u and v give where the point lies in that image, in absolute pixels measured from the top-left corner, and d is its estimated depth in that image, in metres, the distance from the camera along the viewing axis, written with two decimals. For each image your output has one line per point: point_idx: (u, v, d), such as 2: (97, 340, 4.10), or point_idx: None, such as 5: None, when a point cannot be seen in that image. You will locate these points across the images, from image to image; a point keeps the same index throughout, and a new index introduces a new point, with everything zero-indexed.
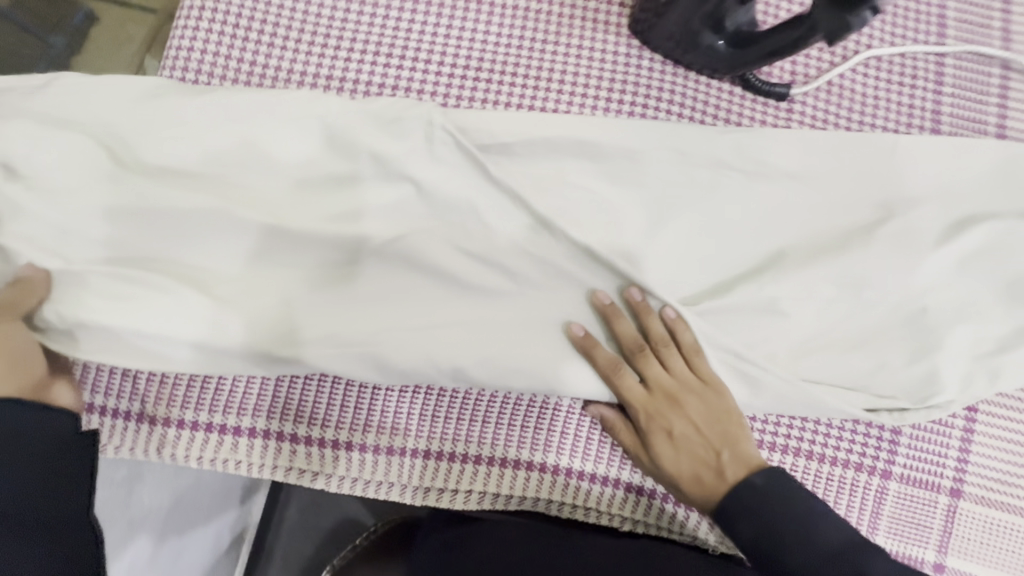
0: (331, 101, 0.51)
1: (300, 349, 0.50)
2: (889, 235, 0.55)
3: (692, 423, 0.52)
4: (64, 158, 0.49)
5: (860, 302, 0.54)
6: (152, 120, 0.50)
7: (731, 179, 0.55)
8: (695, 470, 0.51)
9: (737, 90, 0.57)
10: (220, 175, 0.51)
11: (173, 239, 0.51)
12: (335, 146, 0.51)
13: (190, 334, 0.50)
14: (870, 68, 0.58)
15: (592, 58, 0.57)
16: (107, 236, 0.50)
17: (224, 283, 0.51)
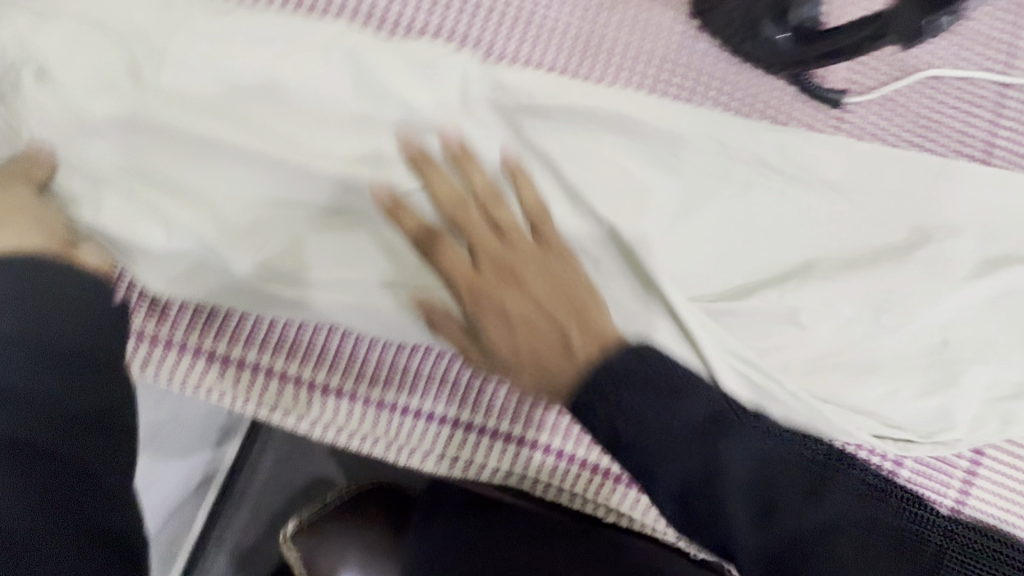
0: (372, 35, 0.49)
1: (306, 292, 0.49)
2: (922, 261, 0.53)
3: (531, 303, 0.46)
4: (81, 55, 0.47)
5: (883, 325, 0.52)
6: (172, 28, 0.48)
7: (769, 180, 0.53)
8: (540, 355, 0.45)
9: (790, 90, 0.55)
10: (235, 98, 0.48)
11: (178, 156, 0.48)
12: (366, 81, 0.49)
13: (188, 257, 0.48)
14: (928, 89, 0.56)
15: (646, 35, 0.55)
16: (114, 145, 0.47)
17: (229, 208, 0.49)
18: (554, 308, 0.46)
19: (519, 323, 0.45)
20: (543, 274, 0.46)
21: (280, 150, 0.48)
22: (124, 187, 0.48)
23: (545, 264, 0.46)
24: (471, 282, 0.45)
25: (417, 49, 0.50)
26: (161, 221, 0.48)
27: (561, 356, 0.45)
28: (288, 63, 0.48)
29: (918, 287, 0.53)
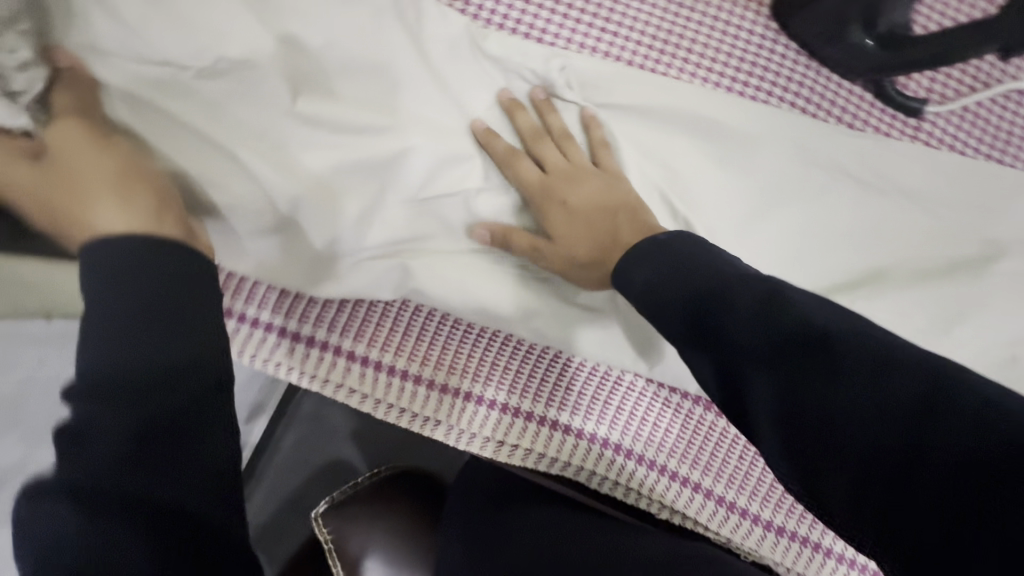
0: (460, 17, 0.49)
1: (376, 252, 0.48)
2: (999, 275, 0.52)
3: (580, 199, 0.48)
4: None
5: (953, 336, 0.52)
6: None
7: (844, 186, 0.53)
8: (588, 250, 0.48)
9: (868, 96, 0.55)
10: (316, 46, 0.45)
11: (247, 100, 0.44)
12: (453, 65, 0.48)
13: (254, 209, 0.45)
14: (1013, 101, 0.55)
15: (725, 34, 0.55)
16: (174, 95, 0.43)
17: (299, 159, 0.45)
18: (597, 216, 0.48)
19: (575, 212, 0.48)
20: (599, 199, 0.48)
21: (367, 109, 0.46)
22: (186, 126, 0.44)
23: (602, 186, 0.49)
24: (541, 184, 0.49)
25: (501, 36, 0.50)
26: (229, 166, 0.45)
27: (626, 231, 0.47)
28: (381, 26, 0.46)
29: (989, 301, 0.52)
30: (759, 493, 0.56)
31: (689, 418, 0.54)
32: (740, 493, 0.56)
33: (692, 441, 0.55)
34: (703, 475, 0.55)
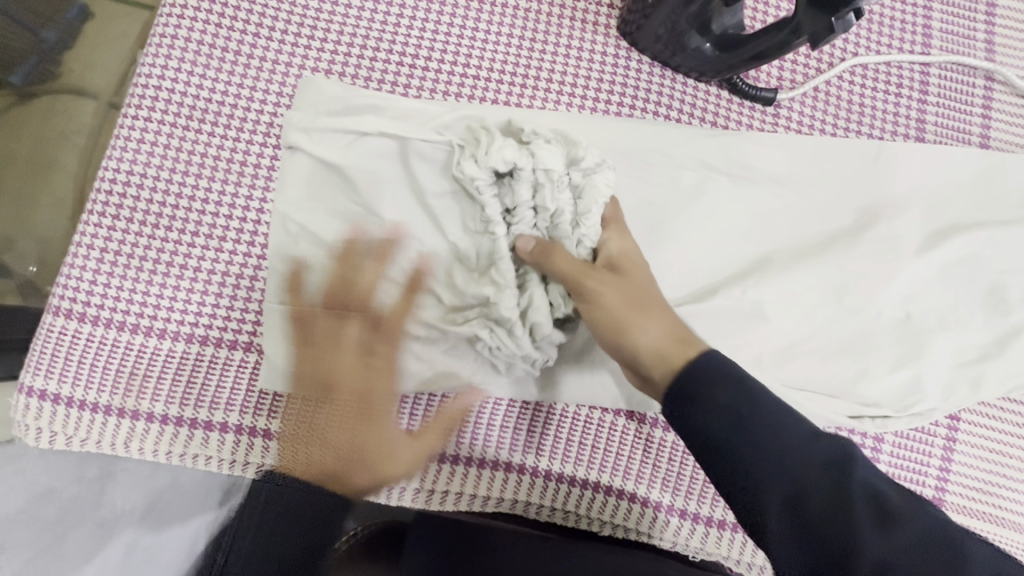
0: (336, 87, 0.52)
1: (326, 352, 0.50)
2: (874, 240, 0.55)
3: (336, 426, 0.48)
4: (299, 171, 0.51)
5: (846, 304, 0.54)
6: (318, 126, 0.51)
7: (716, 182, 0.55)
8: (348, 469, 0.48)
9: (724, 93, 0.57)
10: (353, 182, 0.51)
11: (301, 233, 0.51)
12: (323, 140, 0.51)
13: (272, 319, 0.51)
14: (855, 76, 0.58)
15: (580, 59, 0.57)
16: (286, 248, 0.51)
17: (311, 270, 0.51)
18: (361, 445, 0.48)
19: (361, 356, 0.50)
20: (643, 290, 0.45)
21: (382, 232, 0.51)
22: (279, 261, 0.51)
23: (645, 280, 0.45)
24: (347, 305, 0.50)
25: (364, 99, 0.52)
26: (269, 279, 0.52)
27: (665, 343, 0.41)
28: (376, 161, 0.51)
29: (871, 266, 0.55)
30: (697, 491, 0.53)
31: (609, 429, 0.53)
32: (680, 495, 0.53)
33: (619, 451, 0.53)
34: (638, 484, 0.53)
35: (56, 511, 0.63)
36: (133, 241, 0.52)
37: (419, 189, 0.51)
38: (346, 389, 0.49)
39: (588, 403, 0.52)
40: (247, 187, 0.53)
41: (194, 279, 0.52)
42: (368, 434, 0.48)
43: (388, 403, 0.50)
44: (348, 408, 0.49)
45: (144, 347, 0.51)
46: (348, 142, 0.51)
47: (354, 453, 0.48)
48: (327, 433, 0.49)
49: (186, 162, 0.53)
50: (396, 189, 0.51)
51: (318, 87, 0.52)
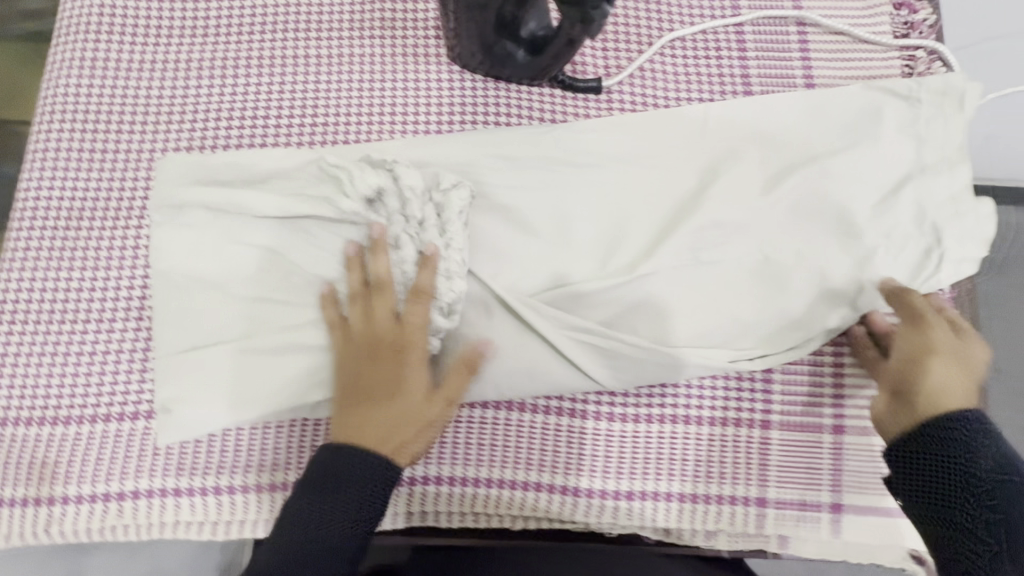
0: (190, 161, 0.57)
1: (215, 387, 0.53)
2: (719, 193, 0.56)
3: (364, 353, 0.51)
4: (177, 225, 0.56)
5: (705, 260, 0.56)
6: (195, 185, 0.57)
7: (561, 173, 0.58)
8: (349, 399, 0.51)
9: (557, 92, 0.61)
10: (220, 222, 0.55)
11: (180, 280, 0.55)
12: (189, 203, 0.56)
13: (167, 366, 0.54)
14: (675, 49, 0.62)
15: (418, 89, 0.62)
16: (167, 296, 0.55)
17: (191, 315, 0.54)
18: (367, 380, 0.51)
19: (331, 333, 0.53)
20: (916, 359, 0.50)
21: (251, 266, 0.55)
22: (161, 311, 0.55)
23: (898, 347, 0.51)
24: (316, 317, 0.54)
25: (218, 162, 0.57)
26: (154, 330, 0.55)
27: (943, 399, 0.48)
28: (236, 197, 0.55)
29: (719, 221, 0.56)
30: (601, 467, 0.54)
31: (507, 424, 0.54)
32: (584, 474, 0.54)
33: (518, 442, 0.54)
34: (541, 472, 0.54)
35: None
36: (30, 337, 0.55)
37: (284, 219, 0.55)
38: (371, 374, 0.51)
39: (467, 404, 0.54)
40: (129, 268, 0.57)
41: (91, 362, 0.55)
42: (408, 386, 0.50)
43: (404, 371, 0.51)
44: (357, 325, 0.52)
45: (53, 436, 0.54)
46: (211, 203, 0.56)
47: (401, 420, 0.50)
48: (373, 415, 0.50)
49: (69, 257, 0.57)
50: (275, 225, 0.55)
51: (180, 156, 0.58)
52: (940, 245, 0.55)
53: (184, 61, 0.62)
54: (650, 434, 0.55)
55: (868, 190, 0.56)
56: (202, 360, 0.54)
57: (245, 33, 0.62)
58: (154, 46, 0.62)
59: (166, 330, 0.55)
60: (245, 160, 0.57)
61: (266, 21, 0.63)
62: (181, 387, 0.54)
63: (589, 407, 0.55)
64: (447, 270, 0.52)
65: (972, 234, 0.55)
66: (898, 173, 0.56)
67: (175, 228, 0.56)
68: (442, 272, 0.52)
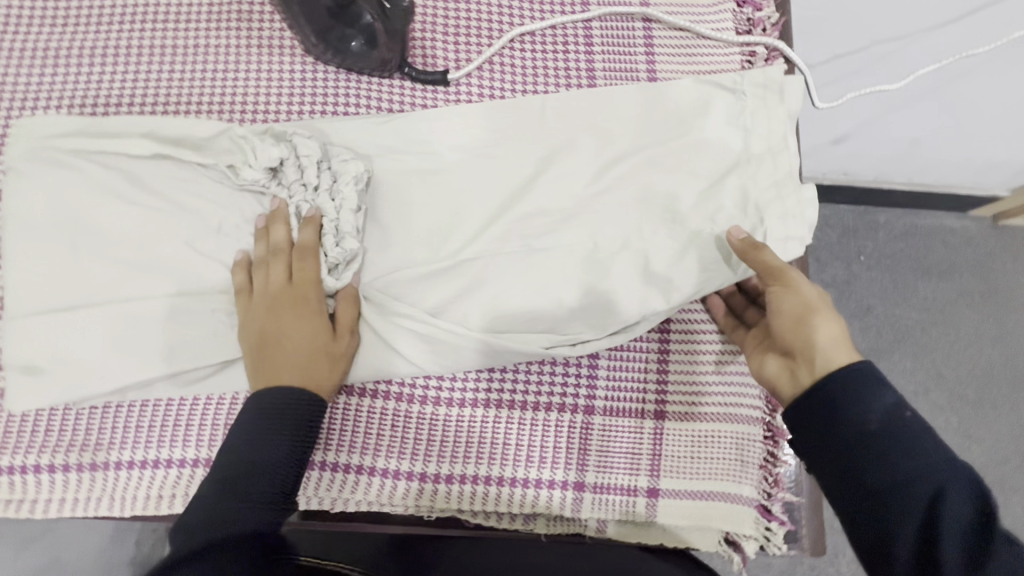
0: (33, 140, 0.58)
1: (51, 356, 0.55)
2: (549, 182, 0.58)
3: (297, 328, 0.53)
4: (28, 193, 0.57)
5: (530, 244, 0.57)
6: (55, 151, 0.58)
7: (402, 163, 0.60)
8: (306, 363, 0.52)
9: (405, 84, 0.62)
10: (75, 193, 0.57)
11: (28, 246, 0.57)
12: (39, 177, 0.58)
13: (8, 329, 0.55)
14: (525, 43, 0.63)
15: (271, 79, 0.63)
16: (12, 264, 0.56)
17: (35, 283, 0.56)
18: (304, 349, 0.53)
19: (269, 307, 0.54)
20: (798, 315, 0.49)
21: (97, 240, 0.57)
22: (10, 274, 0.56)
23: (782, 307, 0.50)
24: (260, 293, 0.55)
25: (73, 136, 0.59)
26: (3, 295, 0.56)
27: (836, 350, 0.47)
28: (94, 173, 0.58)
29: (545, 209, 0.58)
30: (423, 451, 0.55)
31: (332, 409, 0.55)
32: (406, 458, 0.55)
33: (341, 426, 0.55)
34: (362, 455, 0.55)
35: None
36: None
37: (142, 194, 0.58)
38: (280, 327, 0.54)
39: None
40: None
41: None
42: (308, 326, 0.54)
43: (310, 319, 0.54)
44: (289, 300, 0.54)
45: None
46: (63, 177, 0.58)
47: (308, 360, 0.52)
48: (285, 358, 0.53)
49: None
50: (124, 196, 0.58)
51: (39, 121, 0.59)
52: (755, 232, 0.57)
53: (43, 49, 0.63)
54: (472, 419, 0.55)
55: (694, 178, 0.57)
56: (38, 328, 0.55)
57: (104, 22, 0.64)
58: (13, 34, 0.63)
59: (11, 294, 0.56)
60: (105, 131, 0.59)
61: (126, 12, 0.64)
62: (14, 352, 0.55)
63: (416, 391, 0.56)
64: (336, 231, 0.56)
65: (794, 223, 0.57)
66: (723, 164, 0.57)
67: (29, 195, 0.57)
68: (330, 232, 0.56)
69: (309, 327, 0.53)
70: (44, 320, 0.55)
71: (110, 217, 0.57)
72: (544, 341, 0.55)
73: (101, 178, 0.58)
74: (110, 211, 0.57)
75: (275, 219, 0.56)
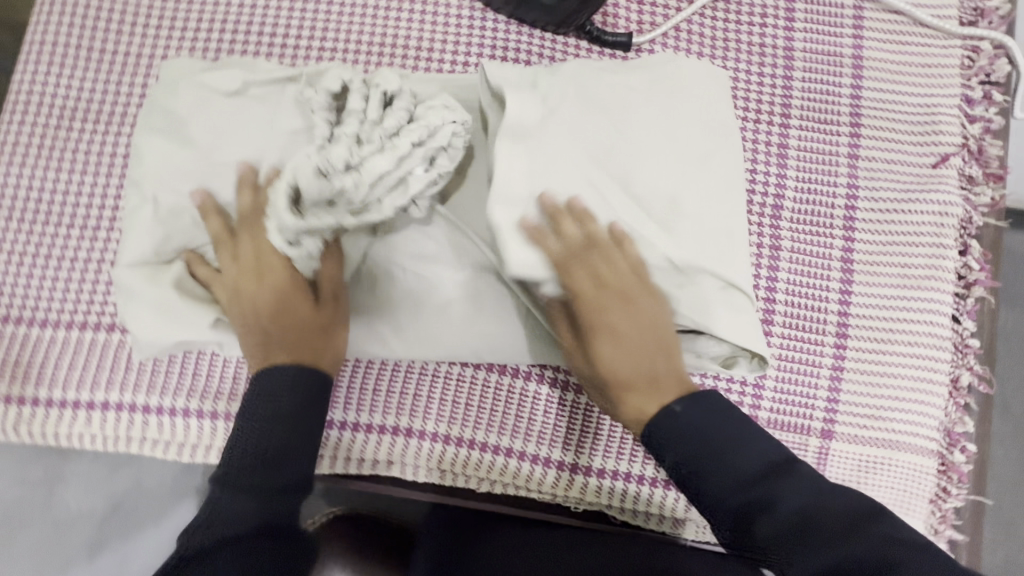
0: (160, 75, 0.48)
1: (175, 331, 0.44)
2: (731, 167, 0.51)
3: (275, 314, 0.43)
4: (145, 138, 0.45)
5: (710, 229, 0.48)
6: (168, 86, 0.47)
7: (584, 120, 0.47)
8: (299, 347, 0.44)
9: (583, 44, 0.57)
10: (177, 129, 0.45)
11: (139, 201, 0.45)
12: (157, 119, 0.46)
13: (126, 301, 0.44)
14: (717, 12, 0.57)
15: (436, 23, 0.57)
16: (128, 223, 0.45)
17: (144, 243, 0.44)
18: (286, 334, 0.44)
19: (235, 289, 0.43)
20: (639, 337, 0.45)
21: (202, 185, 0.44)
22: (124, 238, 0.44)
23: (637, 324, 0.45)
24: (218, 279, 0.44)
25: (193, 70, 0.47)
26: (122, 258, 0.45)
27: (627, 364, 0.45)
28: (194, 107, 0.45)
29: (723, 194, 0.50)
30: (575, 441, 0.53)
31: (486, 388, 0.53)
32: (555, 447, 0.53)
33: (492, 406, 0.53)
34: (512, 438, 0.53)
35: (38, 472, 0.72)
36: (22, 238, 0.54)
37: (246, 127, 0.45)
38: (256, 309, 0.43)
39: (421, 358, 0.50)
40: (119, 176, 0.55)
41: (73, 267, 0.53)
42: (289, 305, 0.43)
43: (287, 299, 0.43)
44: (248, 281, 0.43)
45: (29, 336, 0.53)
46: (167, 113, 0.46)
47: (297, 341, 0.44)
48: (275, 346, 0.44)
49: (57, 158, 0.55)
50: (235, 125, 0.45)
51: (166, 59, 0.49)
52: (951, 246, 0.54)
53: None
54: None
55: None
56: (160, 293, 0.44)
57: None
58: None
59: (122, 258, 0.44)
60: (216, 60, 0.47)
61: None
62: (132, 315, 0.44)
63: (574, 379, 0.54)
64: (456, 203, 0.44)
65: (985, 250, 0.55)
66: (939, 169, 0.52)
67: (144, 140, 0.45)
68: (449, 201, 0.43)
69: (285, 306, 0.43)
70: (158, 278, 0.44)
71: (213, 159, 0.44)
72: (718, 357, 0.50)
73: (206, 106, 0.45)
74: (215, 141, 0.44)
75: (240, 186, 0.43)
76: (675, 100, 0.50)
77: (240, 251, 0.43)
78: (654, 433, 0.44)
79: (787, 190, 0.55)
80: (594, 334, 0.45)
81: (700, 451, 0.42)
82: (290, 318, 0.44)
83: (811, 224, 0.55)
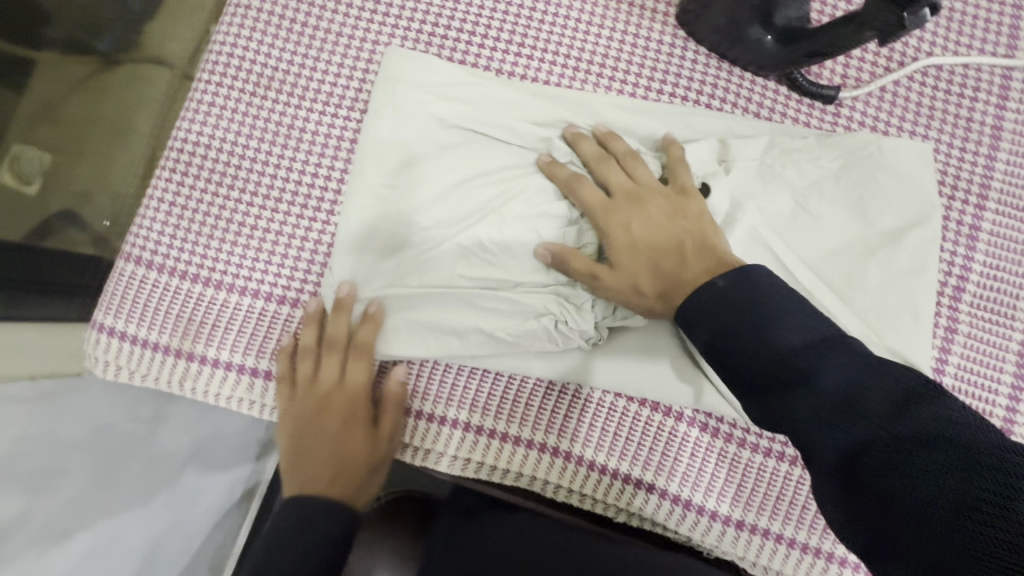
0: (392, 70, 0.54)
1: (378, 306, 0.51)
2: (920, 244, 0.51)
3: (338, 452, 0.52)
4: (382, 131, 0.52)
5: (889, 306, 0.50)
6: (406, 89, 0.53)
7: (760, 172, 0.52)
8: (343, 480, 0.52)
9: (782, 90, 0.56)
10: (423, 140, 0.53)
11: (367, 184, 0.52)
12: (394, 116, 0.52)
13: (344, 268, 0.52)
14: (928, 77, 0.55)
15: (637, 46, 0.57)
16: (352, 204, 0.52)
17: (372, 225, 0.51)
18: (338, 469, 0.52)
19: (322, 410, 0.52)
20: (653, 228, 0.48)
21: (428, 194, 0.52)
22: (346, 215, 0.51)
23: (655, 216, 0.48)
24: (315, 393, 0.52)
25: (428, 77, 0.54)
26: (344, 224, 0.51)
27: (641, 247, 0.48)
28: (443, 126, 0.53)
29: (909, 271, 0.50)
30: (718, 490, 0.53)
31: (636, 421, 0.54)
32: (700, 492, 0.53)
33: (640, 440, 0.54)
34: (658, 476, 0.53)
35: (150, 409, 0.69)
36: (207, 201, 0.56)
37: (484, 152, 0.53)
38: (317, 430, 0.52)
39: (575, 381, 0.52)
40: (305, 152, 0.57)
41: (252, 238, 0.56)
42: (351, 444, 0.52)
43: (348, 433, 0.52)
44: (338, 406, 0.53)
45: (202, 296, 0.55)
46: (414, 117, 0.53)
47: (348, 474, 0.52)
48: (320, 465, 0.52)
49: (250, 127, 0.57)
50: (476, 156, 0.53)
51: (388, 51, 0.54)
52: None
53: None
54: (777, 473, 0.53)
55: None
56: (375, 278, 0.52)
57: None
58: None
59: (348, 232, 0.52)
60: (461, 79, 0.54)
61: None
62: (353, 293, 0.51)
63: (725, 428, 0.53)
64: None
65: None
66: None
67: (377, 131, 0.52)
68: None
69: (356, 447, 0.52)
70: (381, 262, 0.51)
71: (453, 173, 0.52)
72: None
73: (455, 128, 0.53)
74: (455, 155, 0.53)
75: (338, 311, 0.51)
76: (859, 160, 0.52)
77: (353, 377, 0.52)
78: (692, 310, 0.42)
79: (972, 274, 0.54)
80: (609, 234, 0.48)
81: (738, 337, 0.39)
82: (348, 459, 0.52)
83: (992, 313, 0.53)
